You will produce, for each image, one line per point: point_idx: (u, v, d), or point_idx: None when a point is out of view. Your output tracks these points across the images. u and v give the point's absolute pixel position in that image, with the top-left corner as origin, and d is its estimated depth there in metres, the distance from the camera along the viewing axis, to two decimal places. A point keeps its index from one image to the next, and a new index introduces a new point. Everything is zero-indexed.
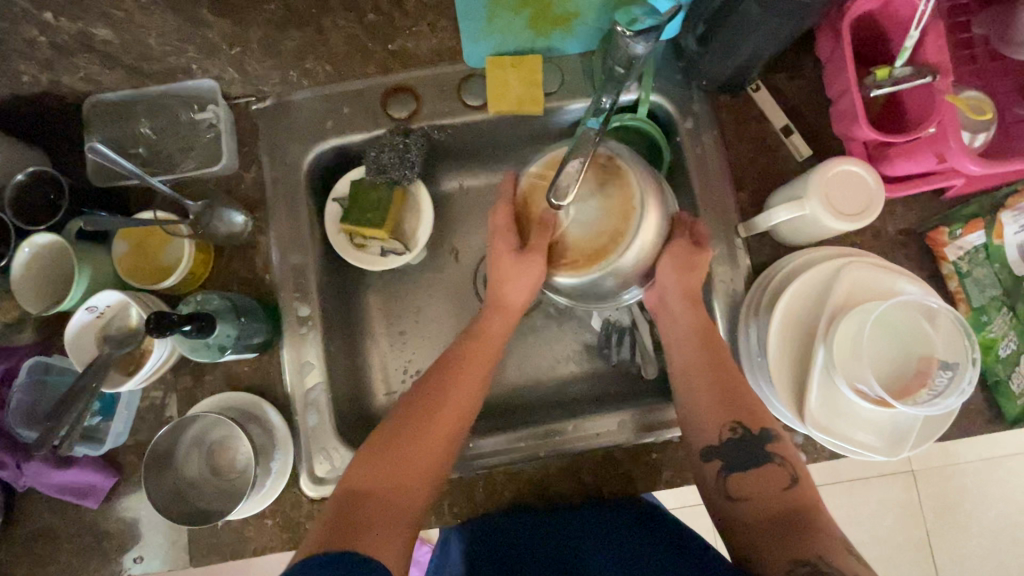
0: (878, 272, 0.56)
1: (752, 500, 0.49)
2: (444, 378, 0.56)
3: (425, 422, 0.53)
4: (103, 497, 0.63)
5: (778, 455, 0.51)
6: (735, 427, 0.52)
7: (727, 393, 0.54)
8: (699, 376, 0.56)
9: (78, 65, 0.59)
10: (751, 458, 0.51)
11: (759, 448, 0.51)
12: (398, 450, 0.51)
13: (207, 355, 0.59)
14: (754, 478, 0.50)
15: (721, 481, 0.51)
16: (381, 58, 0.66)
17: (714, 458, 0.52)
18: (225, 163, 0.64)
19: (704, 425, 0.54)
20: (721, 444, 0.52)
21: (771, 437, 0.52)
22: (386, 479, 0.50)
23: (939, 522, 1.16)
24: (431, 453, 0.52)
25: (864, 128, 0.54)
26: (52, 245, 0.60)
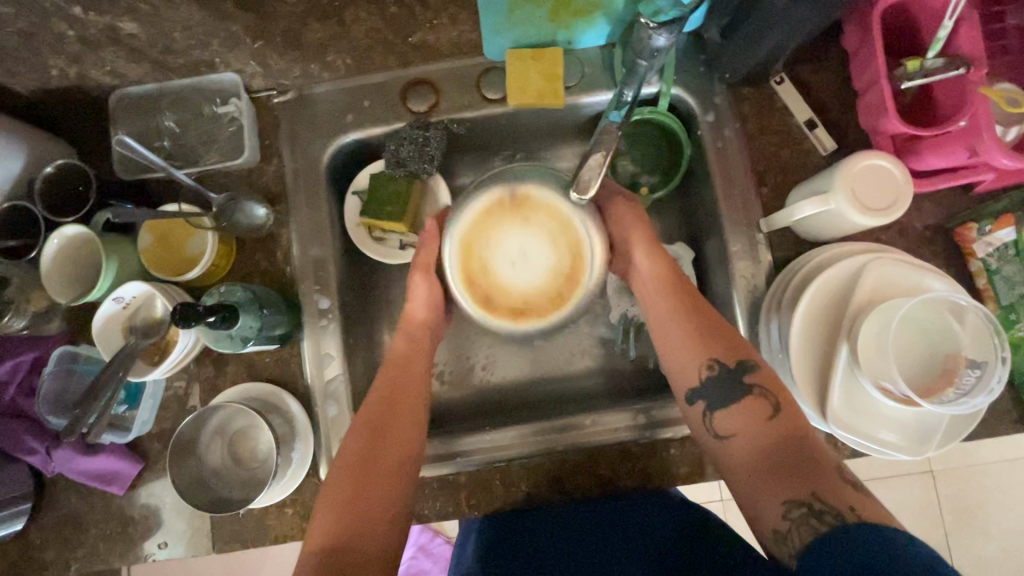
0: (903, 269, 0.55)
1: (741, 437, 0.51)
2: (383, 412, 0.57)
3: (370, 464, 0.54)
4: (129, 484, 0.64)
5: (756, 386, 0.52)
6: (712, 364, 0.54)
7: (704, 331, 0.56)
8: (675, 320, 0.58)
9: (105, 58, 0.60)
10: (732, 395, 0.52)
11: (737, 382, 0.53)
12: (354, 493, 0.52)
13: (230, 346, 0.60)
14: (737, 414, 0.52)
15: (708, 420, 0.53)
16: (401, 51, 0.66)
17: (698, 399, 0.54)
18: (247, 155, 0.65)
19: (683, 369, 0.56)
20: (702, 384, 0.54)
21: (749, 369, 0.53)
22: (352, 523, 0.50)
23: (958, 523, 1.14)
24: (385, 492, 0.53)
25: (894, 121, 0.53)
26: (80, 236, 0.61)
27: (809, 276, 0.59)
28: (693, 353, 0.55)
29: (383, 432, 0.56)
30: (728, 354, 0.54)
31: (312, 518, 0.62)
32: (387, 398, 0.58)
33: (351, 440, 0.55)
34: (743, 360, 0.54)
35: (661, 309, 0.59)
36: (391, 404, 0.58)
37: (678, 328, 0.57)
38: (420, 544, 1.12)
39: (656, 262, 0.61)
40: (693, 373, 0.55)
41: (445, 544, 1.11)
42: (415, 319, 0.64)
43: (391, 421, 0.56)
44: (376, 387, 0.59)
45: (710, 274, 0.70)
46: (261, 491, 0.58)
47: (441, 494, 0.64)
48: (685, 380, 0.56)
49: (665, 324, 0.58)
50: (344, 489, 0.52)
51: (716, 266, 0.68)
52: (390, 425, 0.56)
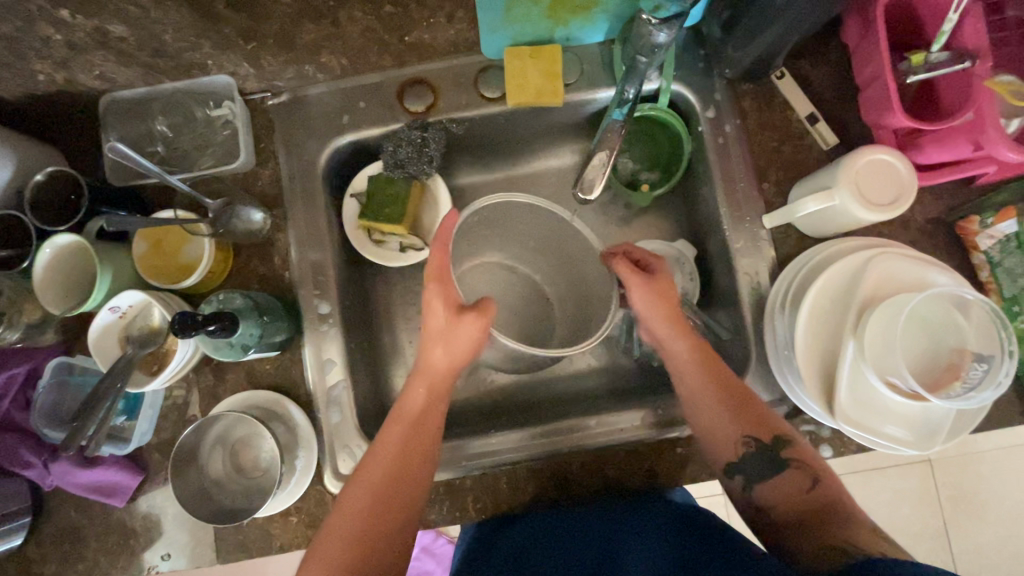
0: (908, 263, 0.55)
1: (778, 506, 0.52)
2: (409, 418, 0.56)
3: (368, 526, 0.51)
4: (129, 496, 0.63)
5: (794, 460, 0.53)
6: (747, 441, 0.54)
7: (735, 404, 0.55)
8: (712, 399, 0.55)
9: (93, 62, 0.58)
10: (771, 469, 0.53)
11: (773, 457, 0.53)
12: (347, 557, 0.50)
13: (230, 355, 0.59)
14: (776, 484, 0.52)
15: (746, 493, 0.54)
16: (397, 51, 0.65)
17: (737, 474, 0.54)
18: (242, 159, 0.64)
19: (720, 447, 0.55)
20: (740, 460, 0.54)
21: (784, 445, 0.53)
22: (361, 534, 0.51)
23: (955, 511, 1.15)
24: (383, 555, 0.51)
25: (897, 116, 0.52)
26: (72, 245, 0.59)
27: (815, 271, 0.59)
28: (731, 429, 0.54)
29: (389, 496, 0.53)
30: (761, 429, 0.54)
31: (317, 526, 0.61)
32: (398, 457, 0.54)
33: (353, 498, 0.53)
34: (777, 435, 0.54)
35: (697, 388, 0.56)
36: (398, 470, 0.54)
37: (716, 408, 0.55)
38: (424, 545, 1.11)
39: (697, 342, 0.57)
40: (729, 452, 0.54)
41: (449, 545, 1.10)
42: (436, 364, 0.57)
43: (398, 486, 0.53)
44: (393, 421, 0.56)
45: (713, 271, 0.69)
46: (265, 500, 0.57)
47: (445, 499, 0.63)
48: (721, 457, 0.55)
49: (698, 408, 0.56)
50: (340, 548, 0.51)
51: (719, 262, 0.68)
52: (406, 483, 0.54)
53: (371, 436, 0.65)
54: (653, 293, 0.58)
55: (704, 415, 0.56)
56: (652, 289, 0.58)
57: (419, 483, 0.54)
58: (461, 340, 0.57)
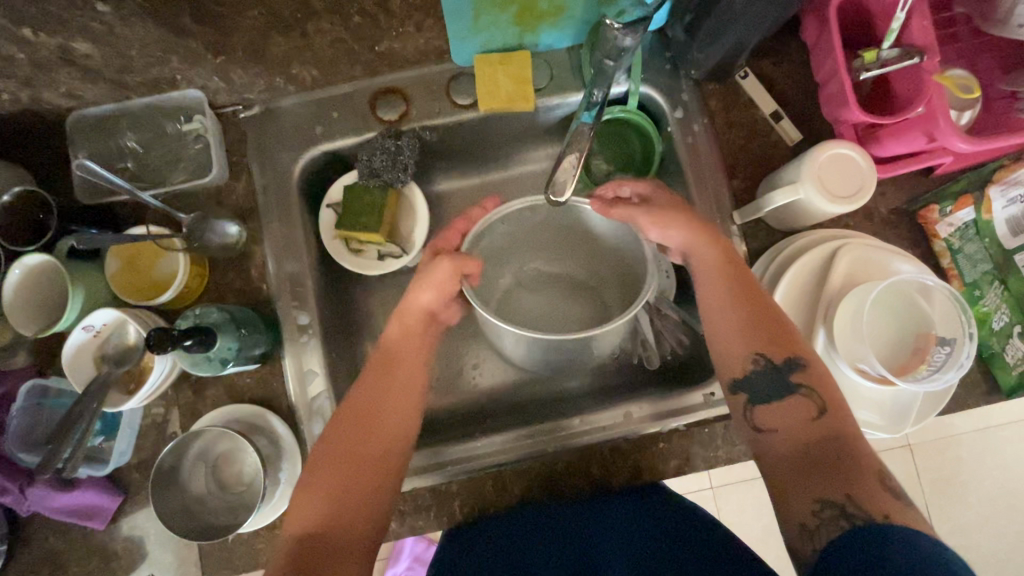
0: (872, 253, 0.57)
1: (780, 432, 0.49)
2: (379, 375, 0.58)
3: (352, 449, 0.53)
4: (110, 517, 0.62)
5: (804, 386, 0.49)
6: (758, 358, 0.52)
7: (751, 315, 0.53)
8: (734, 310, 0.54)
9: (59, 80, 0.57)
10: (779, 391, 0.50)
11: (784, 380, 0.50)
12: (336, 482, 0.52)
13: (209, 369, 0.59)
14: (779, 408, 0.50)
15: (747, 413, 0.51)
16: (367, 61, 0.65)
17: (740, 391, 0.52)
18: (214, 174, 0.64)
19: (726, 359, 0.53)
20: (745, 376, 0.52)
21: (796, 367, 0.50)
22: (337, 486, 0.52)
23: (937, 494, 1.18)
24: (369, 475, 0.53)
25: (853, 111, 0.54)
26: (43, 265, 0.58)
27: (784, 266, 0.60)
28: (745, 341, 0.53)
29: (368, 422, 0.55)
30: (778, 348, 0.51)
31: None
32: (375, 389, 0.57)
33: (334, 428, 0.55)
34: (793, 356, 0.51)
35: (715, 297, 0.55)
36: (376, 399, 0.56)
37: (732, 321, 0.54)
38: (416, 554, 1.11)
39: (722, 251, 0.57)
40: (738, 365, 0.52)
41: None
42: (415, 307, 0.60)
43: (377, 413, 0.56)
44: (364, 382, 0.58)
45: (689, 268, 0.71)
46: (251, 515, 0.57)
47: (432, 505, 0.63)
48: (727, 372, 0.53)
49: (715, 320, 0.55)
50: (326, 472, 0.52)
51: None
52: (380, 433, 0.55)
53: None
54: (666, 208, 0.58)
55: (717, 327, 0.55)
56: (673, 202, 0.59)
57: (399, 407, 0.57)
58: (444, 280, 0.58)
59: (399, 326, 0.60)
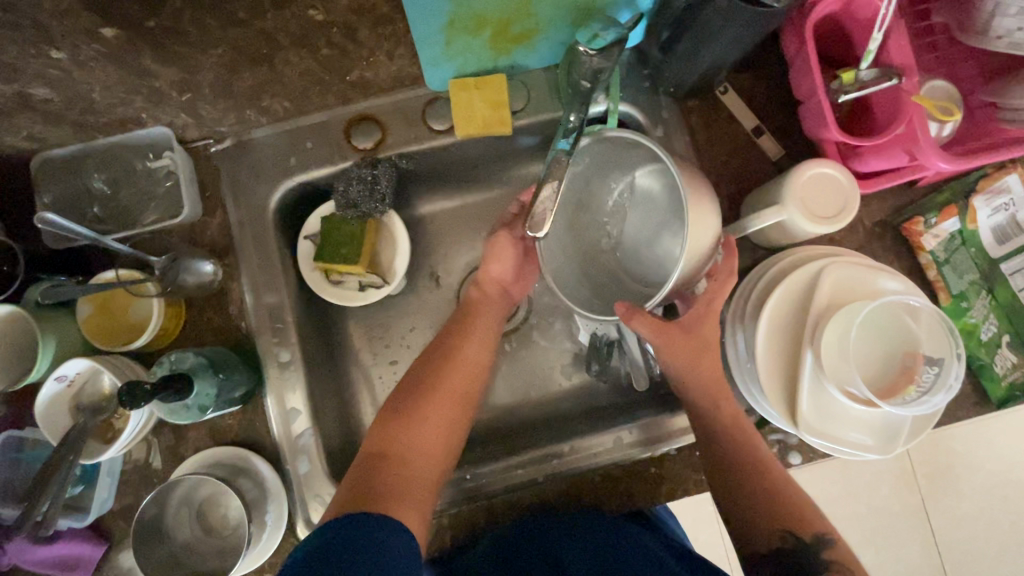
0: (859, 272, 0.56)
1: None
2: (460, 321, 0.62)
3: (425, 393, 0.56)
4: (94, 566, 0.61)
5: (834, 564, 0.51)
6: (785, 536, 0.52)
7: (760, 482, 0.54)
8: (750, 492, 0.53)
9: (20, 125, 0.55)
10: (810, 568, 0.51)
11: (813, 559, 0.51)
12: (413, 411, 0.55)
13: (187, 417, 0.57)
14: None
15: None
16: (339, 90, 0.64)
17: (765, 566, 0.52)
18: (187, 213, 0.62)
19: (754, 533, 0.53)
20: (768, 552, 0.52)
21: (823, 545, 0.51)
22: (411, 414, 0.55)
23: (932, 488, 1.19)
24: (440, 422, 0.55)
25: (834, 131, 0.53)
26: (10, 315, 0.56)
27: (768, 286, 0.59)
28: (767, 526, 0.53)
29: (439, 378, 0.57)
30: (801, 527, 0.52)
31: None
32: (444, 352, 0.59)
33: (410, 379, 0.58)
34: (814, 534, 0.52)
35: (730, 472, 0.54)
36: (448, 361, 0.59)
37: (745, 493, 0.54)
38: None
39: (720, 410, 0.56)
40: (766, 543, 0.52)
41: None
42: (490, 277, 0.65)
43: (448, 371, 0.58)
44: (454, 321, 0.62)
45: None
46: (237, 561, 0.55)
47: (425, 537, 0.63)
48: (750, 546, 0.53)
49: (731, 493, 0.54)
50: (398, 414, 0.55)
51: None
52: (462, 366, 0.59)
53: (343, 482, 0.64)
54: (682, 349, 0.57)
55: (729, 491, 0.54)
56: (684, 347, 0.57)
57: (472, 368, 0.59)
58: (505, 253, 0.64)
59: (480, 289, 0.65)
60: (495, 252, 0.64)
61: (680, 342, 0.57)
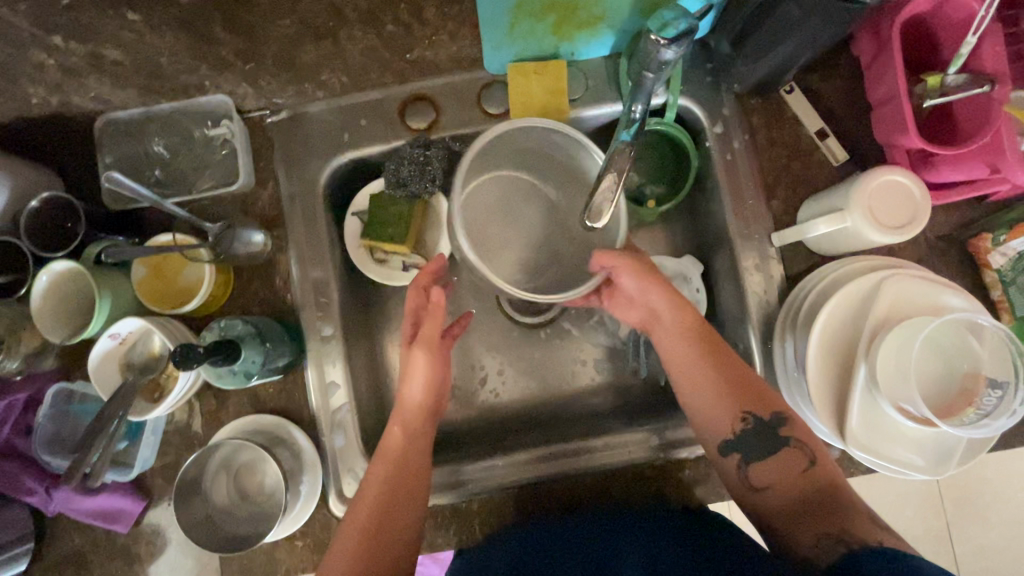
0: (923, 287, 0.54)
1: (774, 487, 0.52)
2: (402, 428, 0.58)
3: (381, 524, 0.53)
4: (133, 521, 0.62)
5: (792, 438, 0.53)
6: (746, 418, 0.54)
7: (720, 368, 0.55)
8: (707, 379, 0.55)
9: (90, 86, 0.58)
10: (768, 448, 0.53)
11: (773, 435, 0.53)
12: (363, 548, 0.52)
13: (232, 382, 0.59)
14: (775, 466, 0.52)
15: (743, 474, 0.54)
16: (397, 68, 0.63)
17: (732, 453, 0.54)
18: (242, 180, 0.63)
19: (716, 425, 0.55)
20: (735, 437, 0.54)
21: (783, 422, 0.53)
22: (364, 551, 0.52)
23: (959, 515, 1.15)
24: (393, 552, 0.53)
25: (913, 138, 0.51)
26: (69, 270, 0.58)
27: (825, 295, 0.58)
28: (726, 410, 0.54)
29: (384, 514, 0.54)
30: (761, 406, 0.54)
31: (322, 550, 0.61)
32: (390, 489, 0.55)
33: (356, 515, 0.54)
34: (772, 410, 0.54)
35: (689, 364, 0.57)
36: (393, 496, 0.54)
37: (706, 378, 0.56)
38: None
39: (682, 315, 0.58)
40: (726, 428, 0.54)
41: None
42: (411, 401, 0.58)
43: (394, 503, 0.54)
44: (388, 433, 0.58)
45: (720, 288, 0.69)
46: (271, 528, 0.56)
47: (452, 522, 0.63)
48: (714, 436, 0.55)
49: (696, 383, 0.56)
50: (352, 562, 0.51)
51: (726, 280, 0.67)
52: (409, 484, 0.55)
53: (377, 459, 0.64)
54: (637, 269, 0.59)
55: (688, 378, 0.56)
56: (637, 269, 0.59)
57: (419, 488, 0.56)
58: (421, 365, 0.58)
59: (399, 415, 0.59)
60: (406, 368, 0.58)
61: (637, 265, 0.59)
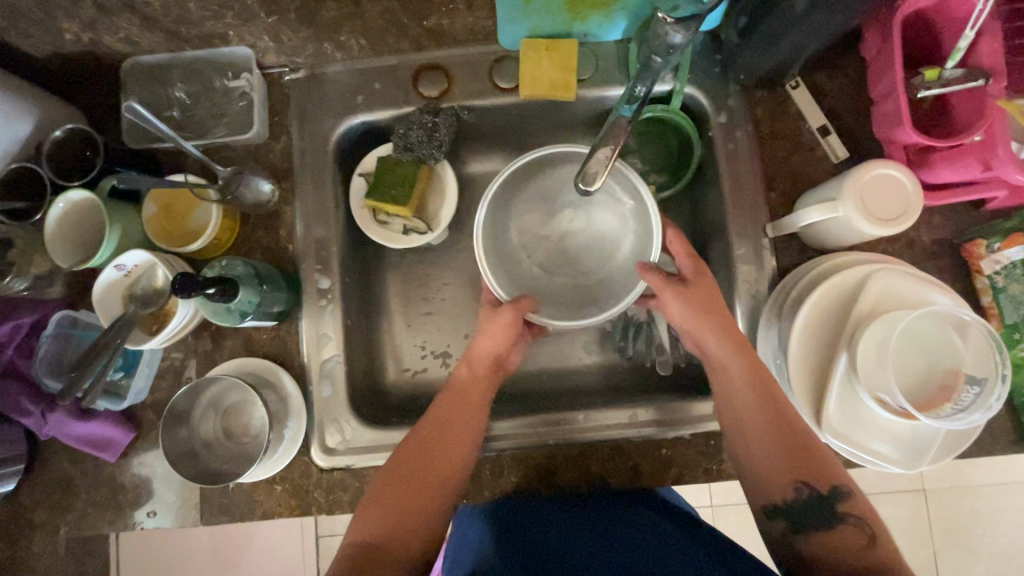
0: (908, 281, 0.55)
1: (825, 562, 0.48)
2: (472, 368, 0.61)
3: (434, 449, 0.56)
4: (121, 451, 0.64)
5: (851, 515, 0.49)
6: (801, 487, 0.50)
7: (789, 430, 0.52)
8: (761, 436, 0.52)
9: (118, 26, 0.60)
10: (823, 519, 0.49)
11: (829, 509, 0.49)
12: (414, 467, 0.55)
13: (227, 319, 0.60)
14: (828, 539, 0.49)
15: (790, 542, 0.50)
16: (415, 35, 0.66)
17: (779, 517, 0.51)
18: (256, 132, 0.65)
19: (766, 485, 0.51)
20: (786, 503, 0.50)
21: (842, 496, 0.49)
22: (414, 470, 0.55)
23: (947, 545, 1.14)
24: (443, 478, 0.55)
25: (909, 131, 0.52)
26: (85, 201, 0.61)
27: (811, 285, 0.58)
28: (780, 480, 0.51)
29: (432, 452, 0.55)
30: (819, 477, 0.50)
31: (300, 496, 0.62)
32: (446, 417, 0.57)
33: (413, 437, 0.57)
34: (835, 486, 0.50)
35: (747, 420, 0.53)
36: (442, 435, 0.56)
37: (763, 437, 0.52)
38: None
39: (743, 357, 0.55)
40: (777, 493, 0.51)
41: None
42: (478, 352, 0.61)
43: (450, 431, 0.57)
44: (458, 369, 0.61)
45: (713, 277, 0.70)
46: (251, 466, 0.58)
47: None
48: (764, 495, 0.52)
49: (749, 441, 0.53)
50: (404, 478, 0.54)
51: (718, 269, 0.68)
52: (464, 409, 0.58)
53: (361, 414, 0.66)
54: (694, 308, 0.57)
55: (745, 434, 0.53)
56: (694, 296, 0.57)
57: (470, 422, 0.58)
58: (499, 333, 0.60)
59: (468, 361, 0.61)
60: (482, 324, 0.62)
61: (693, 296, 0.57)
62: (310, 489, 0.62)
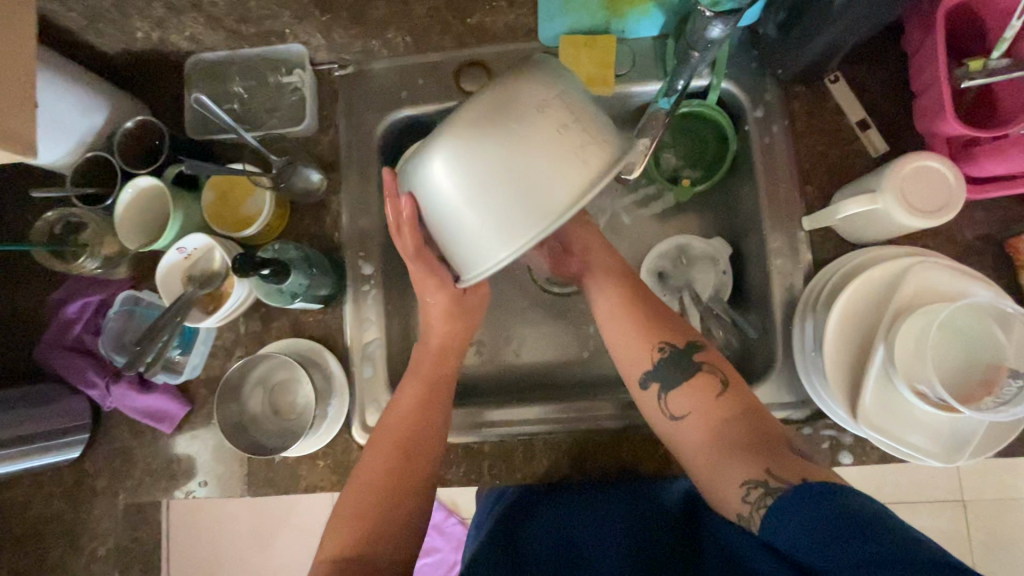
0: (949, 275, 0.54)
1: (693, 415, 0.55)
2: (434, 356, 0.62)
3: (406, 447, 0.57)
4: (176, 424, 0.68)
5: (706, 363, 0.56)
6: (663, 346, 0.58)
7: (650, 315, 0.60)
8: (618, 320, 0.61)
9: (185, 24, 0.64)
10: (684, 375, 0.56)
11: (689, 363, 0.57)
12: (388, 466, 0.56)
13: (279, 300, 0.64)
14: (687, 392, 0.56)
15: (662, 405, 0.57)
16: (458, 32, 0.68)
17: (650, 382, 0.57)
18: (306, 125, 0.68)
19: (635, 355, 0.59)
20: (653, 366, 0.58)
21: (696, 348, 0.57)
22: (388, 468, 0.56)
23: (986, 558, 1.10)
24: (416, 473, 0.57)
25: (952, 123, 0.52)
26: (152, 188, 0.65)
27: (848, 277, 0.58)
28: (641, 347, 0.59)
29: (407, 450, 0.57)
30: (676, 337, 0.58)
31: (340, 471, 0.65)
32: (416, 410, 0.59)
33: (385, 434, 0.58)
34: (691, 341, 0.58)
35: (611, 306, 0.62)
36: (414, 431, 0.58)
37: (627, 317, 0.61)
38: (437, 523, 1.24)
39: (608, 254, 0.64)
40: (641, 358, 0.58)
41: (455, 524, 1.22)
42: (434, 331, 0.62)
43: (420, 427, 0.58)
44: (423, 353, 0.62)
45: (747, 271, 0.70)
46: (297, 440, 0.61)
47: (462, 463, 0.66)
48: (635, 370, 0.59)
49: (615, 324, 0.61)
50: (380, 475, 0.56)
51: (753, 262, 0.68)
52: (434, 397, 0.60)
53: None
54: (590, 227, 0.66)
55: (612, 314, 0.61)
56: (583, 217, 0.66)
57: (434, 412, 0.59)
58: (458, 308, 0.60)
59: (437, 350, 0.62)
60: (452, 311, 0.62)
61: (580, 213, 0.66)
62: (350, 466, 0.65)
